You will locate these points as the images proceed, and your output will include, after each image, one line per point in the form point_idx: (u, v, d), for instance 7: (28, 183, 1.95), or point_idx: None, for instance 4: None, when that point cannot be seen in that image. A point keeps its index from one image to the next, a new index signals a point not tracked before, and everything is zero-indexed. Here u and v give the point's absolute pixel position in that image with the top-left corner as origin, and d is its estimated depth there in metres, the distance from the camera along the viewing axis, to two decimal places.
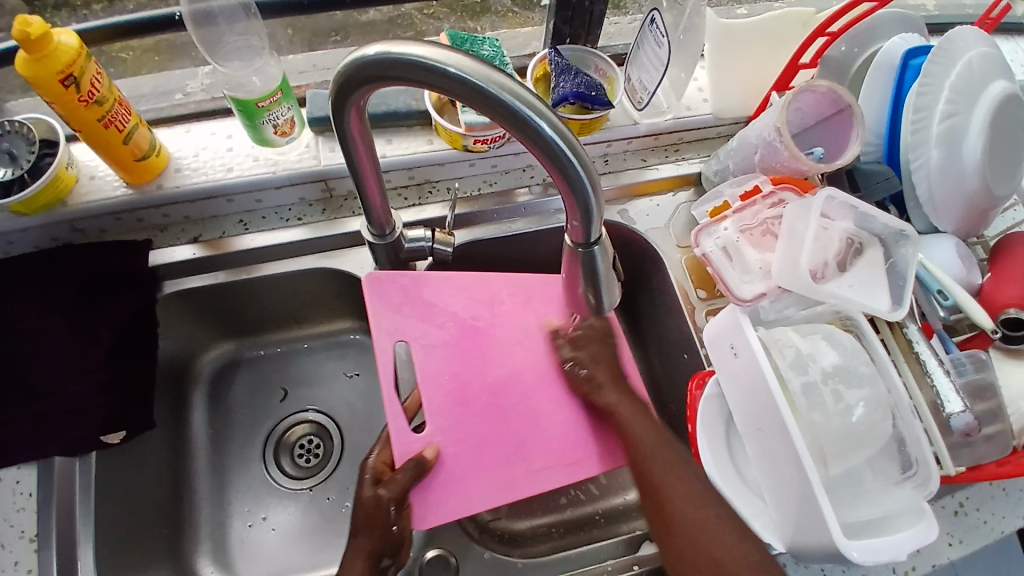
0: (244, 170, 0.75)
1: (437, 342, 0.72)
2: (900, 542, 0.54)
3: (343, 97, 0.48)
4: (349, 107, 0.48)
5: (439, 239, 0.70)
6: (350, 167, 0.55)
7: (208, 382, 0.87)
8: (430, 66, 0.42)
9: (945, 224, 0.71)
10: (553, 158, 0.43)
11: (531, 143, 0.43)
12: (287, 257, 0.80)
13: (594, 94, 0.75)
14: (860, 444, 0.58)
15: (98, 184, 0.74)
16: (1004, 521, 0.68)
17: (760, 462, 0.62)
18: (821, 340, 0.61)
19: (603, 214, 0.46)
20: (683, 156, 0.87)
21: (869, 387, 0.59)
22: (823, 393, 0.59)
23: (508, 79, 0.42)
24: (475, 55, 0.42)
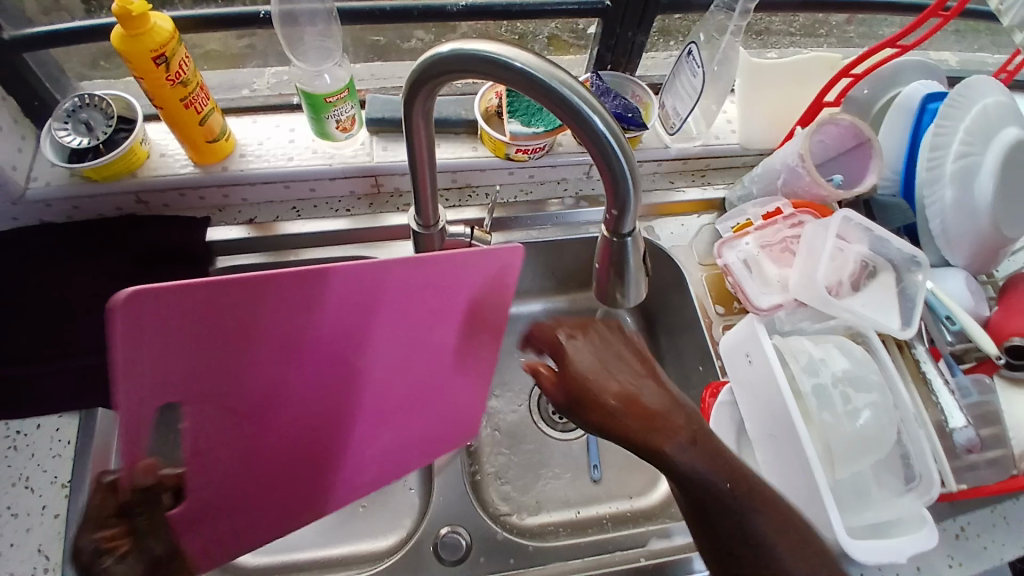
0: (302, 160, 0.82)
1: (273, 389, 0.60)
2: (902, 546, 0.57)
3: (417, 84, 0.53)
4: (419, 95, 0.54)
5: (477, 236, 0.75)
6: (409, 154, 0.60)
7: None
8: (501, 63, 0.48)
9: (958, 258, 0.74)
10: (604, 154, 0.49)
11: (585, 138, 0.48)
12: (331, 245, 0.85)
13: (630, 116, 0.82)
14: (867, 450, 0.60)
15: (167, 161, 0.81)
16: (1005, 549, 0.69)
17: (769, 466, 0.66)
18: (833, 348, 0.65)
19: (639, 208, 0.51)
20: (709, 182, 0.92)
21: (877, 394, 0.62)
22: (833, 395, 0.62)
23: (569, 78, 0.47)
24: (541, 56, 0.48)
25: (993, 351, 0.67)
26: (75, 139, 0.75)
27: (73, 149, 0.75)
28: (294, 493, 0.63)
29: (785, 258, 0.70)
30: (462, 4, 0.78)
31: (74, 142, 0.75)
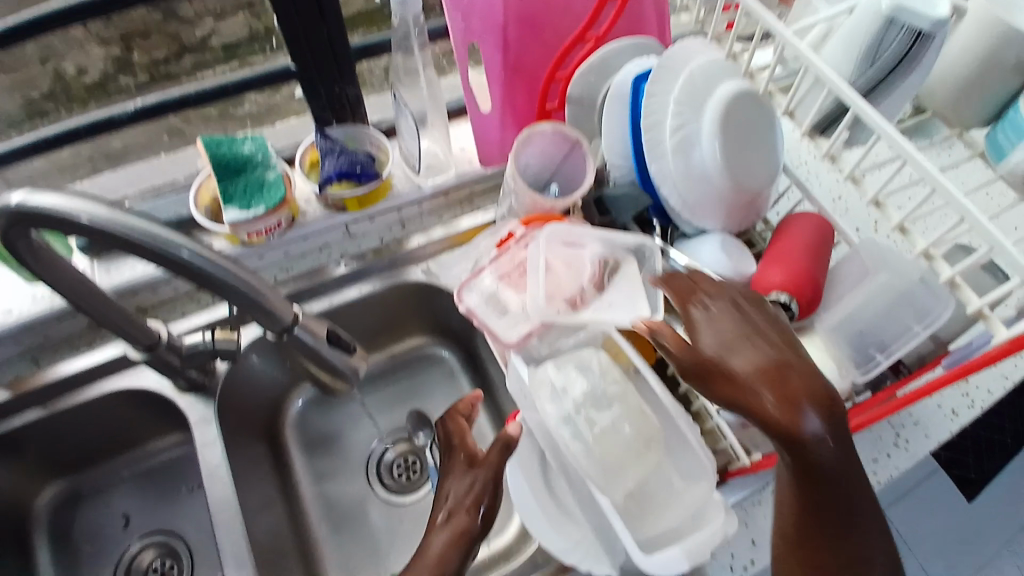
0: (25, 310, 0.76)
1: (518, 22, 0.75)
2: (675, 557, 0.55)
3: (38, 267, 0.52)
4: (56, 277, 0.54)
5: (219, 338, 0.70)
6: (47, 284, 0.54)
7: (46, 528, 0.85)
8: (65, 218, 0.44)
9: (708, 224, 0.76)
10: (200, 276, 0.48)
11: (174, 268, 0.47)
12: (90, 383, 0.78)
13: (359, 170, 0.79)
14: (633, 459, 0.61)
15: None
16: None
17: (572, 489, 0.66)
18: (573, 369, 0.64)
19: (288, 308, 0.52)
20: (478, 207, 0.90)
21: (620, 405, 0.62)
22: (578, 423, 0.61)
23: (137, 218, 0.45)
24: (109, 202, 0.45)
25: None
26: None
27: None
28: (487, 47, 0.76)
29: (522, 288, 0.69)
30: (129, 109, 0.74)
31: None
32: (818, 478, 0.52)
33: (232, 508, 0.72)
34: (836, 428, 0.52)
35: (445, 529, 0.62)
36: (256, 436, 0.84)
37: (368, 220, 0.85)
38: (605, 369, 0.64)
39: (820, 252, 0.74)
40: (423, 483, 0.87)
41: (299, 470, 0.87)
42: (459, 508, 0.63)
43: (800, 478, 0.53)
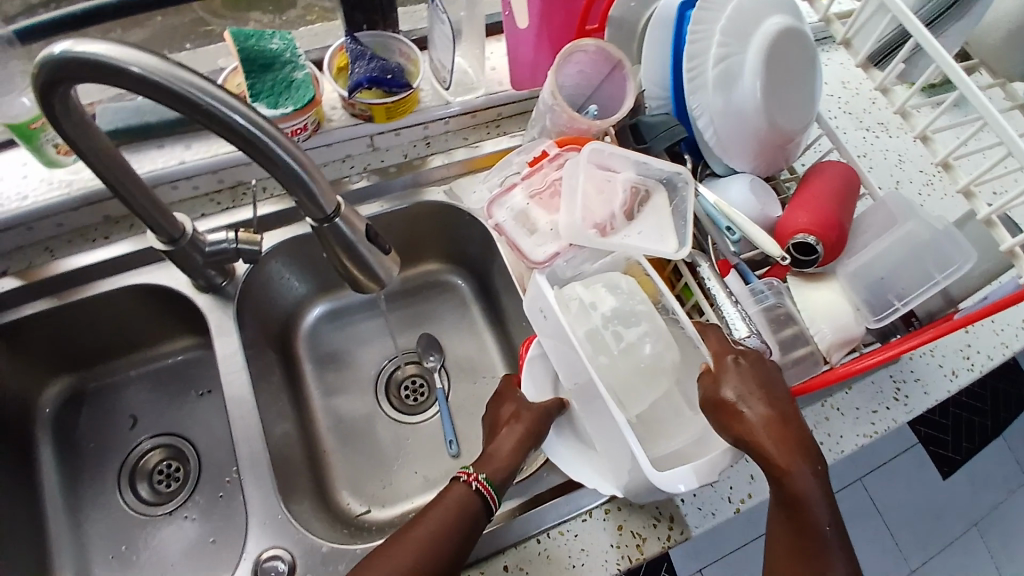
0: (39, 195, 0.74)
1: None
2: (683, 475, 0.56)
3: (65, 126, 0.50)
4: (83, 135, 0.51)
5: (242, 239, 0.69)
6: (76, 151, 0.53)
7: (51, 422, 0.85)
8: (116, 67, 0.42)
9: (739, 164, 0.76)
10: (249, 143, 0.46)
11: (220, 130, 0.45)
12: (106, 276, 0.77)
13: (390, 78, 0.76)
14: (649, 380, 0.62)
15: None
16: (843, 440, 0.80)
17: (583, 411, 0.66)
18: (601, 287, 0.66)
19: (329, 192, 0.50)
20: (505, 131, 0.88)
21: (646, 324, 0.64)
22: (605, 335, 0.63)
23: (190, 74, 0.43)
24: (159, 54, 0.43)
25: (774, 253, 0.67)
26: None
27: None
28: None
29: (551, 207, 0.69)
30: None
31: None
32: (797, 492, 0.54)
33: (248, 407, 0.73)
34: (838, 535, 0.54)
35: (509, 436, 0.67)
36: (268, 345, 0.84)
37: (393, 134, 0.83)
38: (634, 290, 0.65)
39: (847, 198, 0.74)
40: (431, 403, 0.88)
41: (308, 382, 0.88)
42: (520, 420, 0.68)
43: (792, 506, 0.54)
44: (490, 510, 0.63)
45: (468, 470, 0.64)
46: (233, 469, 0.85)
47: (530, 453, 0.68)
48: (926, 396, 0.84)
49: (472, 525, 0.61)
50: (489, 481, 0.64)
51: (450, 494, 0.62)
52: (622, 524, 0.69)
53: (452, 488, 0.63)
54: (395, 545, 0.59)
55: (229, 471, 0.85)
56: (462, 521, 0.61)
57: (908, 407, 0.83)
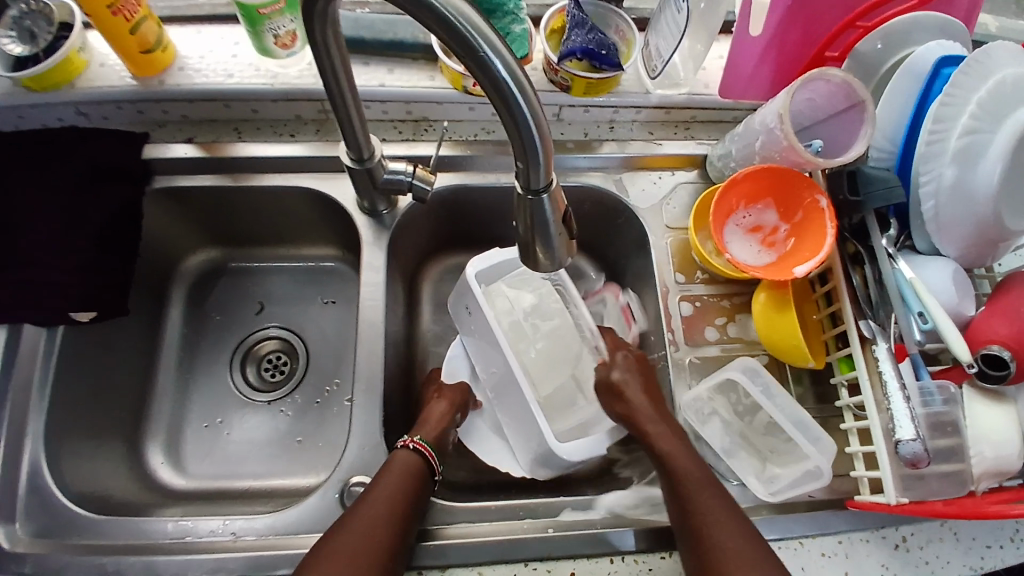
0: (243, 78, 0.78)
1: None
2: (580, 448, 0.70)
3: (314, 29, 0.50)
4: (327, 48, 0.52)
5: (419, 175, 0.71)
6: (313, 51, 0.52)
7: (189, 281, 0.91)
8: None
9: (949, 247, 0.68)
10: (499, 92, 0.43)
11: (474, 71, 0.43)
12: (277, 170, 0.81)
13: (604, 54, 0.73)
14: (557, 368, 0.80)
15: (105, 71, 0.78)
16: (951, 568, 0.68)
17: (506, 411, 0.78)
18: (523, 288, 0.82)
19: (553, 163, 0.47)
20: (694, 136, 0.84)
21: (558, 317, 0.82)
22: (525, 326, 0.81)
23: (466, 8, 0.42)
24: None
25: (965, 356, 0.62)
26: (17, 47, 0.74)
27: (15, 57, 0.74)
28: None
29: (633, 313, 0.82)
30: None
31: (15, 50, 0.74)
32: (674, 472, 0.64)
33: (376, 334, 0.76)
34: (724, 510, 0.61)
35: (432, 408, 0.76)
36: (400, 279, 0.85)
37: (582, 109, 0.81)
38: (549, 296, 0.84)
39: None
40: None
41: (424, 324, 0.89)
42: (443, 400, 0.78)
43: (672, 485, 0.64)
44: (433, 472, 0.69)
45: (405, 439, 0.70)
46: (334, 380, 0.89)
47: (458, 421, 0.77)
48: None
49: (420, 483, 0.66)
50: (427, 443, 0.70)
51: (395, 462, 0.67)
52: None
53: (395, 456, 0.67)
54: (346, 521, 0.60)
55: (330, 380, 0.89)
56: (409, 483, 0.65)
57: (1021, 545, 0.69)
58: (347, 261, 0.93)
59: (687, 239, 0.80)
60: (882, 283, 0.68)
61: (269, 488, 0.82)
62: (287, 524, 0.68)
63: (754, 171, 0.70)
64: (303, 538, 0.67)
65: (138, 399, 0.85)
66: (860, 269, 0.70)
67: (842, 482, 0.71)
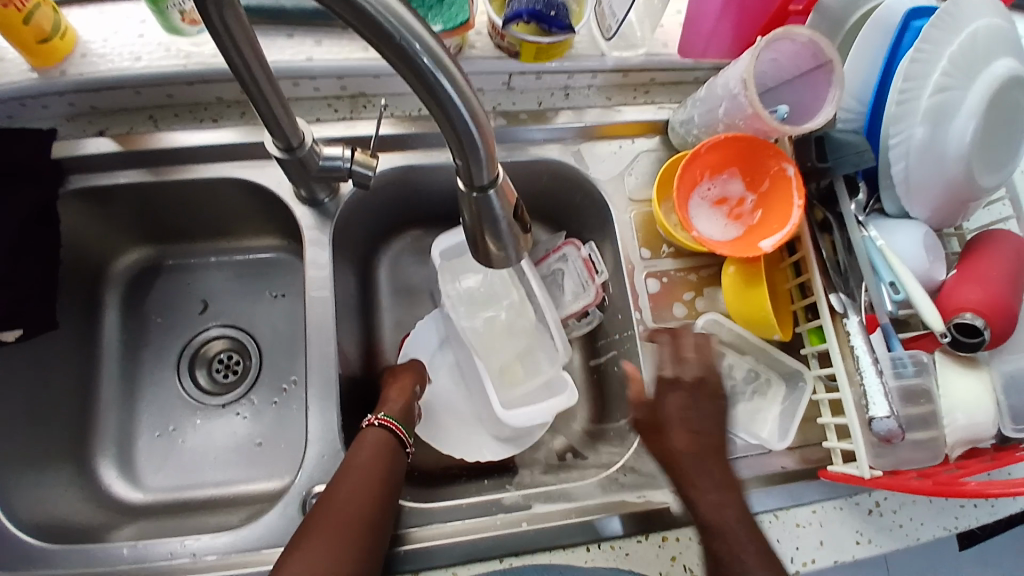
0: (152, 60, 0.70)
1: None
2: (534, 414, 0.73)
3: (212, 18, 0.43)
4: (235, 41, 0.46)
5: (358, 160, 0.65)
6: (212, 31, 0.45)
7: (124, 284, 0.85)
8: None
9: (917, 210, 0.65)
10: (425, 83, 0.37)
11: (394, 58, 0.37)
12: (204, 160, 0.74)
13: (553, 15, 0.65)
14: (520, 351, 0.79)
15: (3, 65, 0.69)
16: (921, 527, 0.68)
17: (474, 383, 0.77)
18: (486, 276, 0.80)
19: (496, 156, 0.42)
20: (654, 99, 0.78)
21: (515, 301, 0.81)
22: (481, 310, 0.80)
23: None
24: None
25: (937, 327, 0.61)
26: None
27: None
28: None
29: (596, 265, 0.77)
30: None
31: None
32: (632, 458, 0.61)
33: (329, 332, 0.71)
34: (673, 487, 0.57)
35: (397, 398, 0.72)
36: (352, 269, 0.80)
37: (534, 77, 0.75)
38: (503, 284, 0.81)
39: None
40: None
41: (382, 313, 0.85)
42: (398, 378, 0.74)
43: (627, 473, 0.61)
44: (405, 445, 0.68)
45: (369, 418, 0.68)
46: (291, 377, 0.84)
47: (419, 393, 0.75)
48: (1015, 499, 0.70)
49: (393, 457, 0.65)
50: (394, 419, 0.68)
51: (364, 441, 0.65)
52: (676, 556, 0.64)
53: (364, 435, 0.65)
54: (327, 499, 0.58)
55: (287, 378, 0.84)
56: (383, 460, 0.63)
57: (994, 508, 0.69)
58: (295, 251, 0.87)
59: (650, 211, 0.76)
60: (851, 252, 0.66)
61: (231, 498, 0.78)
62: (249, 541, 0.65)
63: (720, 140, 0.65)
64: (268, 554, 0.64)
65: (81, 415, 0.79)
66: (827, 236, 0.68)
67: (813, 451, 0.69)
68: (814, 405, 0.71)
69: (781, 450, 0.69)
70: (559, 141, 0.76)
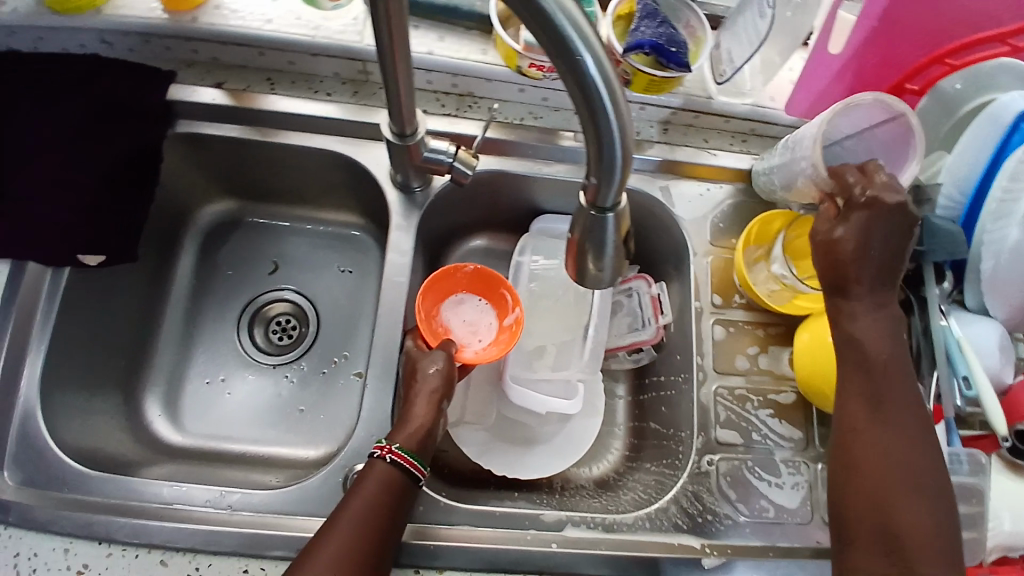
0: (281, 25, 0.73)
1: None
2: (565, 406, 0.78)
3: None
4: (390, 24, 0.49)
5: (461, 158, 0.66)
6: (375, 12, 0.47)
7: (201, 231, 0.88)
8: None
9: (998, 308, 0.65)
10: (584, 93, 0.39)
11: (565, 71, 0.39)
12: (306, 128, 0.76)
13: (672, 50, 0.67)
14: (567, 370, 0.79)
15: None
16: None
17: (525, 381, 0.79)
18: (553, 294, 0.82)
19: (627, 181, 0.43)
20: (750, 150, 0.79)
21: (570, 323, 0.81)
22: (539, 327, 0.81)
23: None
24: None
25: (1003, 432, 0.61)
26: None
27: None
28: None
29: (662, 305, 0.78)
30: None
31: None
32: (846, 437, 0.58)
33: (397, 318, 0.73)
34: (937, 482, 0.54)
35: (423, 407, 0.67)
36: (423, 259, 0.82)
37: (638, 106, 0.76)
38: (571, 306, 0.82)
39: None
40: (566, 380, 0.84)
41: None
42: (429, 380, 0.68)
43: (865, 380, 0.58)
44: (419, 479, 0.63)
45: (383, 446, 0.63)
46: (343, 352, 0.86)
47: (445, 408, 0.69)
48: None
49: (403, 493, 0.61)
50: (408, 452, 0.62)
51: (372, 475, 0.61)
52: None
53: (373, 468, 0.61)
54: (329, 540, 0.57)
55: (339, 352, 0.86)
56: (386, 501, 0.60)
57: None
58: (369, 231, 0.89)
59: (728, 259, 0.77)
60: (929, 337, 0.66)
61: (263, 459, 0.79)
62: (284, 504, 0.67)
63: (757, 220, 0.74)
64: (299, 522, 0.66)
65: (140, 348, 0.82)
66: (907, 316, 0.68)
67: None
68: None
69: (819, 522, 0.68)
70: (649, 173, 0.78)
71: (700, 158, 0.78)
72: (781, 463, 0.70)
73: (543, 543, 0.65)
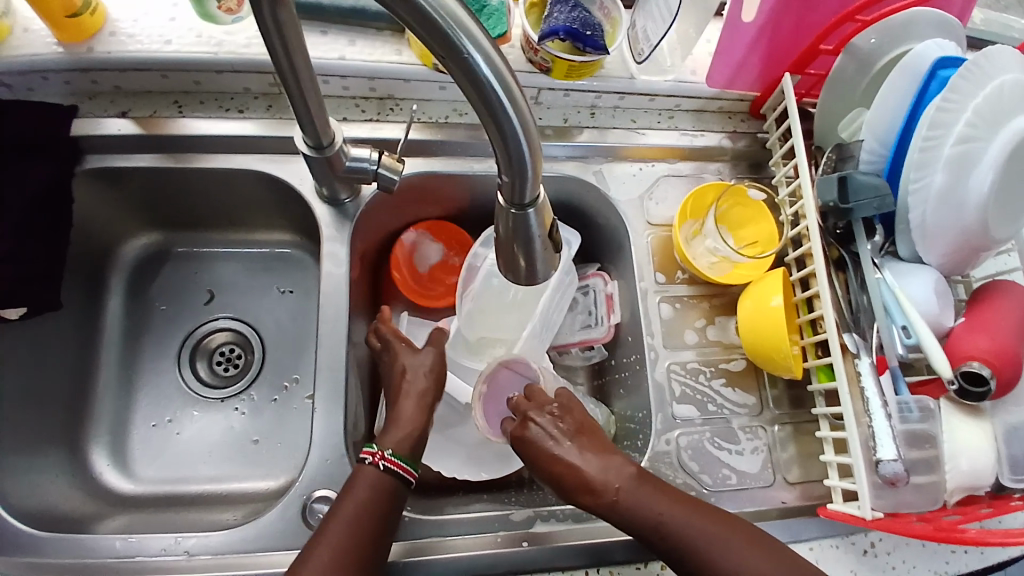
0: (183, 45, 0.70)
1: None
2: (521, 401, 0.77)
3: (264, 13, 0.44)
4: (283, 37, 0.47)
5: (385, 163, 0.65)
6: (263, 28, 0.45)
7: (129, 269, 0.84)
8: None
9: (930, 256, 0.66)
10: (480, 92, 0.38)
11: (457, 72, 0.37)
12: (225, 150, 0.73)
13: (588, 34, 0.66)
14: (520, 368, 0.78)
15: (31, 38, 0.69)
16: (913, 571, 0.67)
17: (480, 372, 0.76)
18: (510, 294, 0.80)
19: (541, 175, 0.42)
20: (678, 126, 0.79)
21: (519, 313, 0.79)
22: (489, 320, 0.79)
23: None
24: None
25: (945, 374, 0.62)
26: None
27: None
28: None
29: (615, 305, 0.77)
30: None
31: None
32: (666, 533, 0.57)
33: (340, 335, 0.71)
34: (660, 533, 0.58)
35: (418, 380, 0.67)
36: (364, 270, 0.80)
37: (562, 93, 0.75)
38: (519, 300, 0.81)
39: None
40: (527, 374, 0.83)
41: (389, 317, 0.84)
42: (421, 368, 0.68)
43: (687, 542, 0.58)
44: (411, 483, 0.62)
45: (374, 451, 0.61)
46: (293, 374, 0.83)
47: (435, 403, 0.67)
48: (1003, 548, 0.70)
49: (395, 499, 0.60)
50: (401, 459, 0.61)
51: (361, 479, 0.59)
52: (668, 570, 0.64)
53: (361, 473, 0.59)
54: (313, 549, 0.55)
55: (289, 375, 0.83)
56: (378, 506, 0.58)
57: (982, 555, 0.69)
58: (306, 248, 0.87)
59: (668, 236, 0.76)
60: (865, 291, 0.67)
61: (220, 496, 0.77)
62: (243, 541, 0.64)
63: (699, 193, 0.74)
64: (261, 557, 0.63)
65: (77, 398, 0.78)
66: (843, 273, 0.69)
67: (814, 487, 0.69)
68: (816, 442, 0.71)
69: (782, 484, 0.69)
70: (581, 159, 0.77)
71: (629, 138, 0.78)
72: (740, 432, 0.71)
73: (513, 544, 0.64)
